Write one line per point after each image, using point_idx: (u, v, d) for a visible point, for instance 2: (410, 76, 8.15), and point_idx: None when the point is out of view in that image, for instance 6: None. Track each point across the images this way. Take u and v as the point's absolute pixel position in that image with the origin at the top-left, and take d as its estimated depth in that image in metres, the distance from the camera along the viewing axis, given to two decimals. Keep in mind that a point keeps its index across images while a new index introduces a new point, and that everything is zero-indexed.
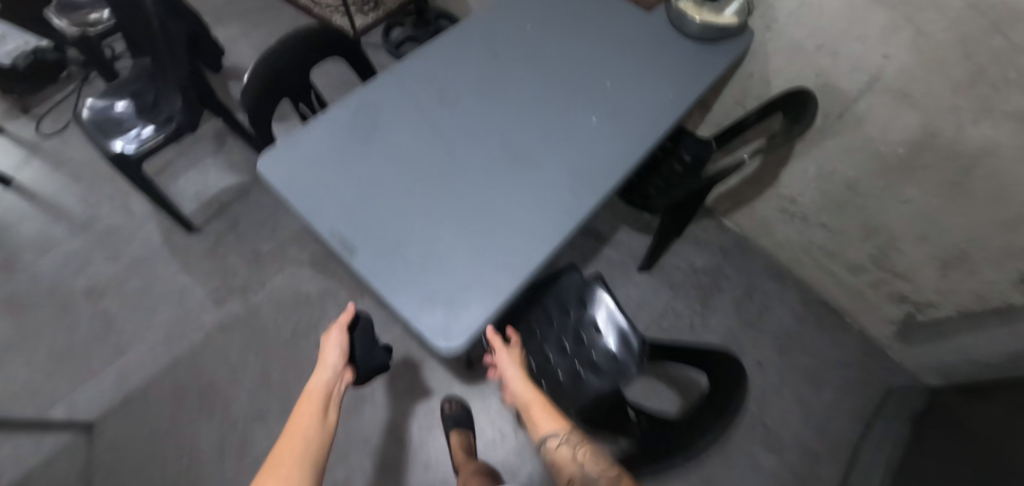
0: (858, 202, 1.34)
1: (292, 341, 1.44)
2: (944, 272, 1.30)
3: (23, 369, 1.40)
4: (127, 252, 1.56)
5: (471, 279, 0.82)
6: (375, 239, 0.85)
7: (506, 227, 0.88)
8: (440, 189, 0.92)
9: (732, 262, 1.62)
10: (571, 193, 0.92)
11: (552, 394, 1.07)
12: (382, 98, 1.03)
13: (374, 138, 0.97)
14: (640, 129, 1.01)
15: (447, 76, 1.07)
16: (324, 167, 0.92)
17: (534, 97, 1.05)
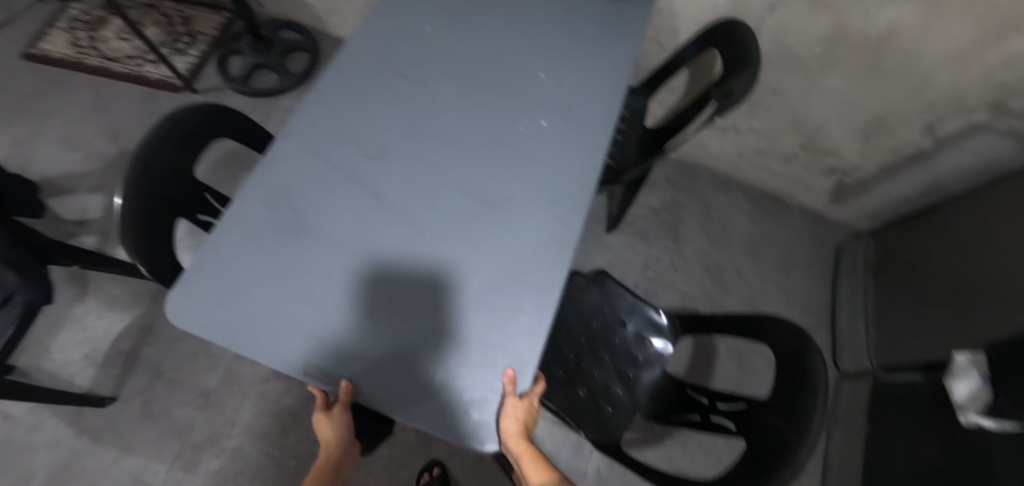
0: (783, 101, 1.39)
1: (299, 468, 1.25)
2: (865, 139, 1.42)
3: None
4: (35, 468, 1.22)
5: (491, 359, 0.68)
6: (365, 357, 0.69)
7: (505, 281, 0.73)
8: (407, 261, 0.74)
9: (682, 189, 1.66)
10: (558, 216, 0.78)
11: (621, 416, 0.98)
12: (288, 172, 0.80)
13: (303, 227, 0.76)
14: (597, 116, 0.88)
15: (360, 117, 0.85)
16: (259, 291, 0.71)
17: (468, 112, 0.87)
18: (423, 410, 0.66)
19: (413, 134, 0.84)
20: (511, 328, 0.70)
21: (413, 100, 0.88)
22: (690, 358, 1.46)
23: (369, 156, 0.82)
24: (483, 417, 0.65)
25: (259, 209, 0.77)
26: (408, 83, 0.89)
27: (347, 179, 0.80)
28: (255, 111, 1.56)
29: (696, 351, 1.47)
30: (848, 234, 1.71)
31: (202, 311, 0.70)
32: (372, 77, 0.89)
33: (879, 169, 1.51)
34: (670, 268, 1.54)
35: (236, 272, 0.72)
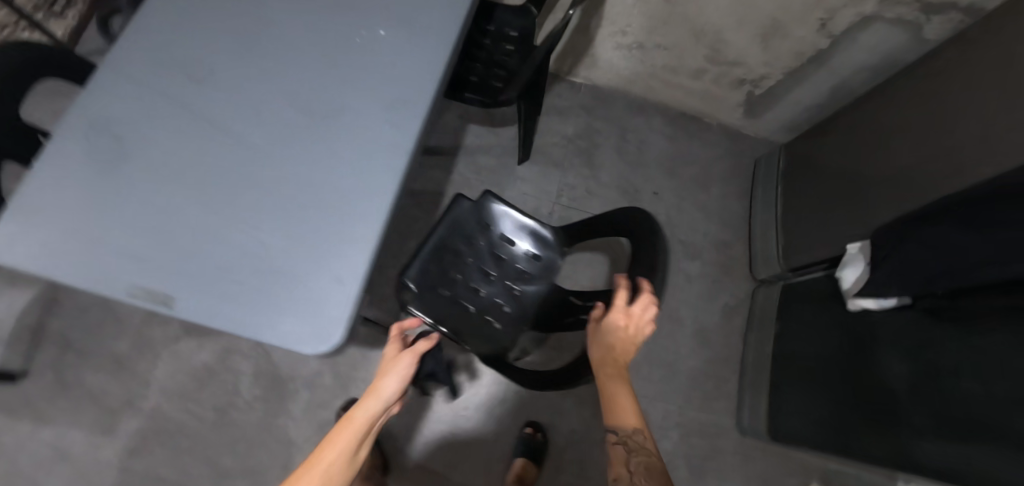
0: (679, 12, 1.35)
1: (220, 421, 1.27)
2: (765, 44, 1.39)
3: None
4: None
5: (317, 268, 0.71)
6: (189, 275, 0.71)
7: (337, 194, 0.75)
8: (236, 183, 0.75)
9: (597, 114, 1.63)
10: (386, 128, 0.79)
11: (505, 324, 1.03)
12: (110, 104, 0.78)
13: (126, 158, 0.76)
14: (436, 25, 0.86)
15: (185, 41, 0.82)
16: (84, 221, 0.72)
17: (302, 30, 0.85)
18: (257, 320, 0.69)
19: (244, 56, 0.82)
20: (334, 238, 0.73)
21: (245, 22, 0.85)
22: (606, 278, 1.47)
23: (197, 81, 0.80)
24: (312, 319, 0.69)
25: (82, 143, 0.76)
26: (239, 4, 0.86)
27: (170, 106, 0.79)
28: None
29: (613, 271, 1.48)
30: (767, 147, 1.71)
31: (30, 248, 0.70)
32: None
33: (786, 76, 1.48)
34: (584, 194, 1.54)
35: (64, 208, 0.73)
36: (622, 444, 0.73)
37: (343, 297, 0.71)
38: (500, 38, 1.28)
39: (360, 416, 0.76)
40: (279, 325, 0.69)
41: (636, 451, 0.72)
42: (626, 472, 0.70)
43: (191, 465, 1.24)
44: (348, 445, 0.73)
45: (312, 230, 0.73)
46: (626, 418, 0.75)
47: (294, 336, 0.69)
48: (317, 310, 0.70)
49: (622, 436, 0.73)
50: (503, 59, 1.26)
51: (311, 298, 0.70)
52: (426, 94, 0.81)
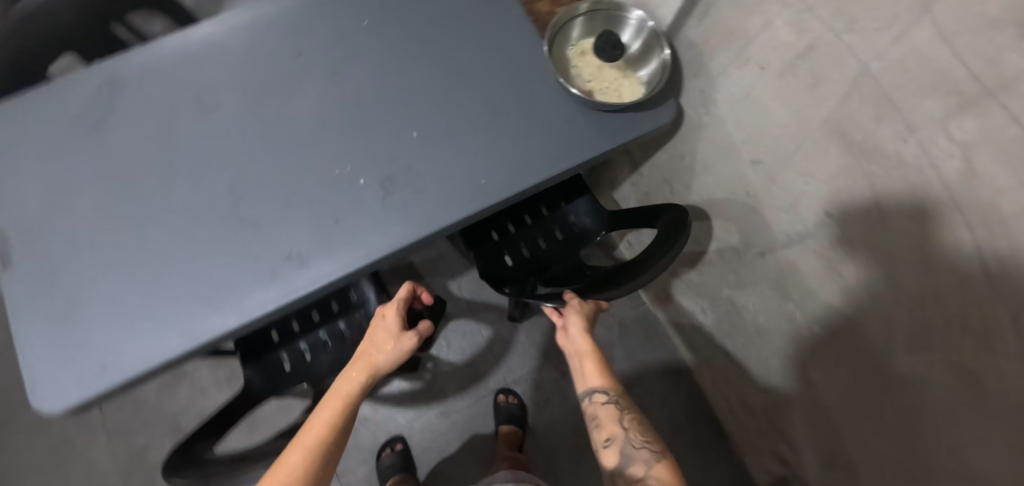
0: (762, 349, 1.07)
1: None
2: (827, 468, 1.02)
3: None
4: None
5: (105, 341, 0.69)
6: (35, 257, 0.73)
7: (179, 291, 0.71)
8: (134, 215, 0.74)
9: (627, 343, 1.45)
10: (268, 274, 0.71)
11: (292, 373, 1.00)
12: (137, 70, 0.82)
13: (102, 125, 0.79)
14: (408, 214, 0.74)
15: (228, 64, 0.82)
16: (30, 154, 0.78)
17: (308, 120, 0.79)
18: (35, 338, 0.70)
19: (249, 107, 0.79)
20: (141, 329, 0.69)
21: (278, 79, 0.81)
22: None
23: (198, 100, 0.80)
24: (60, 378, 0.68)
25: (94, 86, 0.81)
26: (296, 63, 0.82)
27: (165, 110, 0.80)
28: None
29: None
30: None
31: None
32: (272, 36, 0.84)
33: None
34: (540, 401, 1.35)
35: (34, 126, 0.79)
36: (614, 404, 0.75)
37: (91, 383, 0.67)
38: (561, 224, 1.12)
39: (344, 394, 0.75)
40: (40, 359, 0.69)
41: (625, 405, 0.75)
42: (621, 427, 0.73)
43: None
44: (334, 420, 0.73)
45: (135, 303, 0.71)
46: (603, 380, 0.77)
47: (38, 376, 0.68)
48: (69, 376, 0.68)
49: (610, 396, 0.75)
50: (539, 241, 1.10)
51: (75, 361, 0.68)
52: (327, 275, 0.71)
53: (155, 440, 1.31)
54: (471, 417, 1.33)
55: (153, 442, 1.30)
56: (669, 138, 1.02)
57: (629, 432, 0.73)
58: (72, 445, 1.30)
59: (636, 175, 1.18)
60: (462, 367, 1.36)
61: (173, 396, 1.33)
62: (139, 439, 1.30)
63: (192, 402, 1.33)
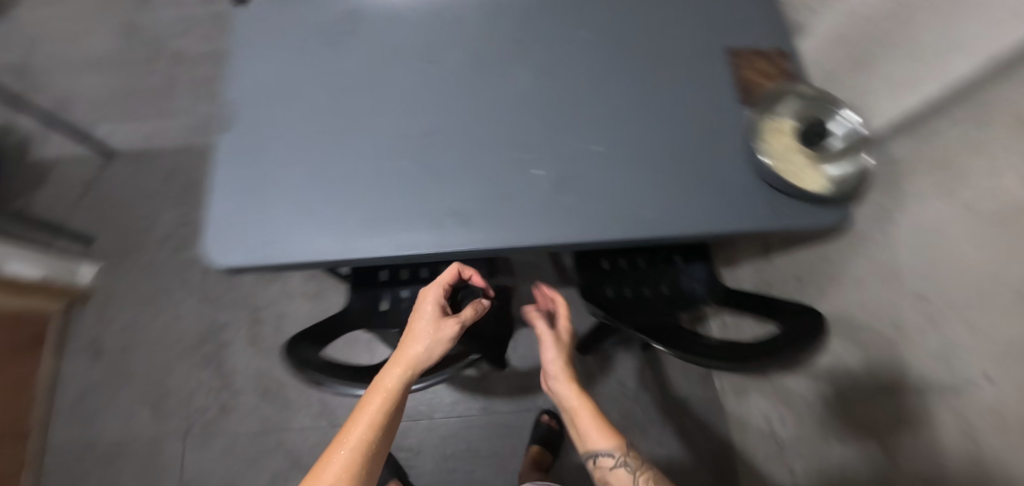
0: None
1: None
2: None
3: (104, 83, 1.66)
4: (216, 40, 1.71)
5: (283, 223, 0.78)
6: (249, 129, 0.82)
7: (358, 210, 0.78)
8: (340, 126, 0.83)
9: (682, 419, 1.40)
10: (432, 221, 0.78)
11: (386, 313, 1.06)
12: (382, 10, 0.91)
13: (339, 40, 0.89)
14: (567, 218, 0.80)
15: (460, 28, 0.90)
16: (273, 43, 0.88)
17: (508, 102, 0.85)
18: (229, 205, 0.78)
19: (464, 73, 0.87)
20: (314, 224, 0.78)
21: (495, 57, 0.89)
22: None
23: (423, 52, 0.89)
24: (238, 239, 0.77)
25: (343, 11, 0.91)
26: (516, 48, 0.89)
27: (395, 48, 0.89)
28: None
29: None
30: None
31: (247, 27, 0.89)
32: (503, 19, 0.92)
33: None
34: None
35: (284, 27, 0.90)
36: (624, 467, 0.74)
37: (262, 254, 0.76)
38: (674, 279, 1.11)
39: (385, 390, 0.75)
40: (226, 216, 0.78)
41: (637, 466, 0.74)
42: None
43: None
44: (379, 417, 0.73)
45: (319, 206, 0.78)
46: (612, 440, 0.76)
47: (220, 229, 0.77)
48: (246, 240, 0.77)
49: (619, 458, 0.74)
50: (647, 286, 1.11)
51: (254, 230, 0.77)
52: (481, 242, 0.77)
53: (234, 321, 1.42)
54: (508, 423, 1.33)
55: (233, 321, 1.41)
56: (822, 240, 0.99)
57: None
58: (170, 295, 1.43)
59: (767, 262, 1.15)
60: (519, 374, 1.37)
61: (264, 290, 1.43)
62: (223, 315, 1.42)
63: (276, 301, 1.43)
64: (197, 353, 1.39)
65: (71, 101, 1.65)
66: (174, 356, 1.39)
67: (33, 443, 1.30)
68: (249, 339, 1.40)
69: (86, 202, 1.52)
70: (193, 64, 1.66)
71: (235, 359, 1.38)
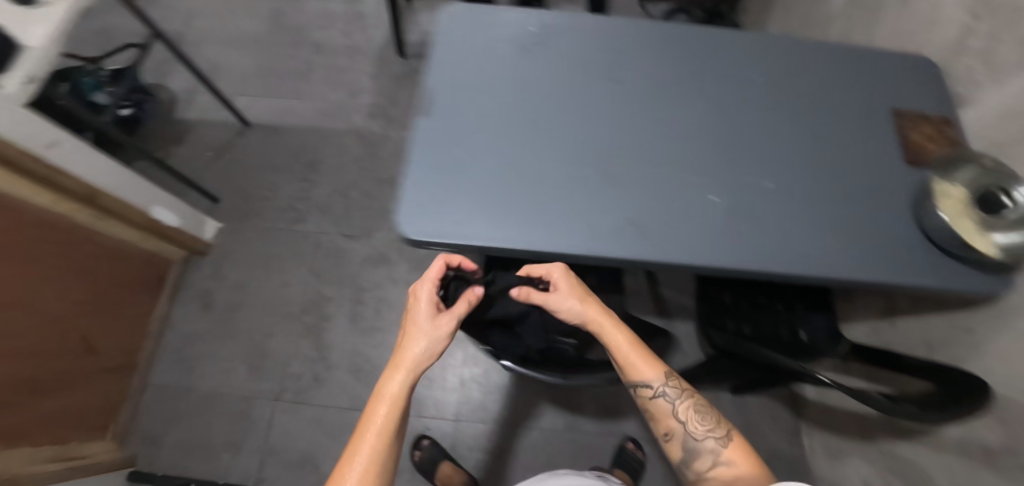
0: None
1: (385, 181, 1.59)
2: None
3: (249, 60, 1.79)
4: (356, 36, 1.84)
5: (470, 207, 0.82)
6: (444, 118, 0.88)
7: (541, 207, 0.83)
8: (527, 127, 0.88)
9: None
10: (610, 228, 0.82)
11: None
12: (571, 26, 0.98)
13: (531, 50, 0.95)
14: (736, 245, 0.83)
15: (642, 55, 0.96)
16: (471, 45, 0.95)
17: (684, 130, 0.90)
18: (420, 185, 0.83)
19: (644, 94, 0.92)
20: (498, 213, 0.82)
21: (673, 84, 0.94)
22: None
23: (607, 70, 0.94)
24: (427, 216, 0.81)
25: (536, 22, 0.97)
26: (694, 81, 0.95)
27: (581, 64, 0.94)
28: None
29: None
30: None
31: (448, 29, 0.97)
32: (682, 53, 0.97)
33: None
34: (659, 471, 1.32)
35: (481, 29, 0.96)
36: (666, 396, 0.86)
37: (449, 233, 0.80)
38: (793, 327, 1.12)
39: (391, 396, 0.79)
40: (417, 192, 0.83)
41: (676, 395, 0.86)
42: (678, 422, 0.86)
43: (351, 172, 1.61)
44: (388, 423, 0.78)
45: (503, 197, 0.83)
46: (657, 371, 0.86)
47: (412, 203, 0.82)
48: (434, 217, 0.81)
49: (659, 387, 0.86)
50: (768, 330, 1.11)
51: (442, 209, 0.82)
52: (655, 256, 0.80)
53: (337, 296, 1.47)
54: (590, 444, 1.33)
55: (336, 297, 1.46)
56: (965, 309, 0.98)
57: (686, 420, 0.86)
58: (281, 262, 1.50)
59: (890, 323, 1.14)
60: (606, 397, 1.37)
61: (369, 272, 1.48)
62: (327, 289, 1.47)
63: (379, 285, 1.47)
64: (299, 321, 1.44)
65: (217, 70, 1.78)
66: (275, 320, 1.45)
67: (136, 379, 1.37)
68: (349, 317, 1.45)
69: (217, 164, 1.63)
70: (332, 54, 1.78)
71: (332, 332, 1.43)
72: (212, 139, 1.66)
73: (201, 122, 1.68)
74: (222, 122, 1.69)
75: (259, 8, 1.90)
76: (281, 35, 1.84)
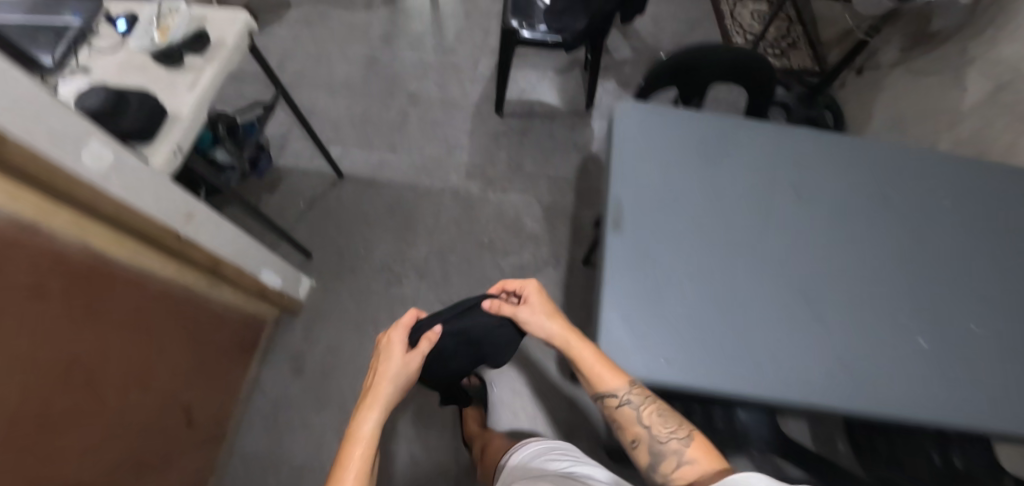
0: None
1: (485, 246, 1.53)
2: None
3: (343, 108, 1.76)
4: (452, 89, 1.81)
5: (674, 341, 0.77)
6: (636, 235, 0.83)
7: (748, 344, 0.77)
8: (722, 251, 0.84)
9: None
10: (824, 371, 0.76)
11: None
12: (752, 136, 0.95)
13: (714, 163, 0.91)
14: (961, 399, 0.76)
15: (827, 174, 0.92)
16: (652, 153, 0.91)
17: (881, 261, 0.86)
18: (618, 308, 0.78)
19: (836, 217, 0.88)
20: (704, 348, 0.76)
21: (863, 205, 0.90)
22: None
23: (795, 188, 0.91)
24: (629, 349, 0.76)
25: (717, 131, 0.95)
26: (884, 206, 0.91)
27: (767, 182, 0.90)
28: None
29: None
30: None
31: (627, 134, 0.92)
32: (868, 173, 0.93)
33: None
34: None
35: (662, 136, 0.93)
36: (631, 405, 0.75)
37: (655, 370, 0.75)
38: None
39: (367, 435, 0.78)
40: (617, 322, 0.77)
41: (641, 402, 0.75)
42: (643, 429, 0.75)
43: (450, 233, 1.56)
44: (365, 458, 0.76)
45: (704, 328, 0.78)
46: (621, 377, 0.75)
47: (612, 333, 0.77)
48: (639, 352, 0.76)
49: (623, 397, 0.75)
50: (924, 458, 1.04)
51: (645, 343, 0.76)
52: (878, 408, 0.74)
53: None
54: None
55: None
56: None
57: (651, 426, 0.74)
58: (377, 326, 1.43)
59: None
60: None
61: None
62: None
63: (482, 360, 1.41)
64: None
65: (310, 116, 1.74)
66: None
67: (224, 450, 1.29)
68: None
69: (310, 215, 1.57)
70: (428, 108, 1.75)
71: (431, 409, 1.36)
72: (306, 190, 1.61)
73: (294, 171, 1.63)
74: (316, 172, 1.64)
75: (354, 55, 1.88)
76: (376, 83, 1.81)
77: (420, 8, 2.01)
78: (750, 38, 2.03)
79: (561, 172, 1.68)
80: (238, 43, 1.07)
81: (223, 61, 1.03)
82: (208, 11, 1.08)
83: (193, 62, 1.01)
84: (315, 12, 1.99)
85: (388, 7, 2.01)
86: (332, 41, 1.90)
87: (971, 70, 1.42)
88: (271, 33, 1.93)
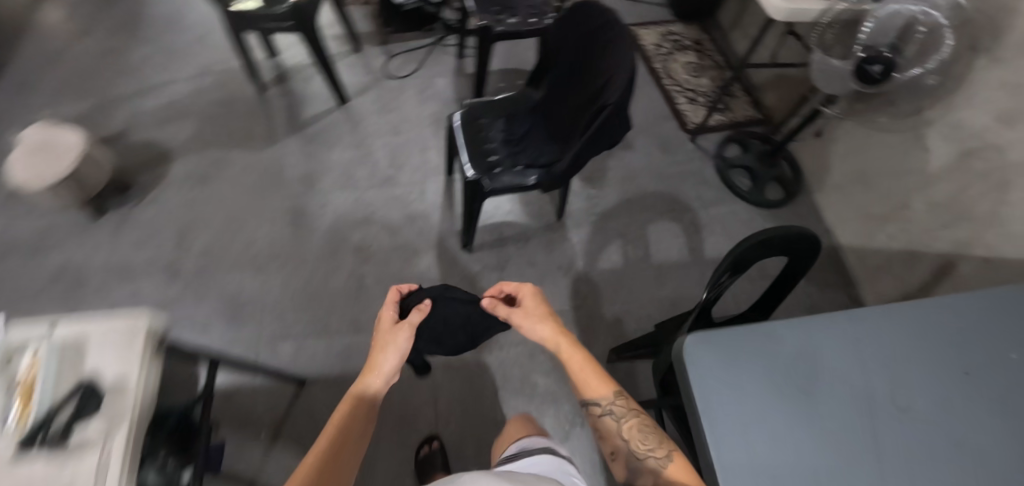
0: None
1: (503, 425, 1.33)
2: None
3: (279, 286, 1.44)
4: (404, 230, 1.55)
5: None
6: None
7: None
8: None
9: None
10: None
11: None
12: (823, 340, 0.85)
13: (808, 392, 0.80)
14: None
15: (910, 363, 0.85)
16: (744, 403, 0.78)
17: (1002, 457, 0.78)
18: None
19: (941, 419, 0.81)
20: None
21: (956, 395, 0.83)
22: None
23: (892, 396, 0.81)
24: None
25: (789, 346, 0.84)
26: (971, 383, 0.84)
27: (865, 397, 0.80)
28: (721, 203, 1.75)
29: None
30: None
31: (707, 385, 0.80)
32: (942, 345, 0.87)
33: None
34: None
35: (744, 375, 0.81)
36: (612, 416, 0.85)
37: None
38: None
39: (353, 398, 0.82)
40: None
41: (622, 415, 0.84)
42: (621, 441, 0.83)
43: (457, 417, 1.35)
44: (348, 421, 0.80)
45: None
46: (608, 388, 0.87)
47: None
48: None
49: (604, 407, 0.85)
50: None
51: None
52: None
53: None
54: None
55: None
56: None
57: (628, 439, 0.83)
58: None
59: None
60: None
61: None
62: None
63: None
64: None
65: (240, 308, 1.41)
66: None
67: None
68: None
69: (279, 448, 1.25)
70: (384, 262, 1.49)
71: None
72: (262, 413, 1.29)
73: (241, 391, 1.30)
74: (269, 384, 1.32)
75: (274, 210, 1.55)
76: (312, 243, 1.51)
77: (336, 131, 1.72)
78: (692, 95, 1.96)
79: (555, 305, 1.50)
80: (143, 372, 0.72)
81: (129, 410, 0.69)
82: (82, 324, 0.75)
83: (82, 434, 0.67)
84: (210, 163, 1.63)
85: (298, 139, 1.69)
86: (242, 198, 1.57)
87: (930, 133, 1.43)
88: (162, 204, 1.56)
